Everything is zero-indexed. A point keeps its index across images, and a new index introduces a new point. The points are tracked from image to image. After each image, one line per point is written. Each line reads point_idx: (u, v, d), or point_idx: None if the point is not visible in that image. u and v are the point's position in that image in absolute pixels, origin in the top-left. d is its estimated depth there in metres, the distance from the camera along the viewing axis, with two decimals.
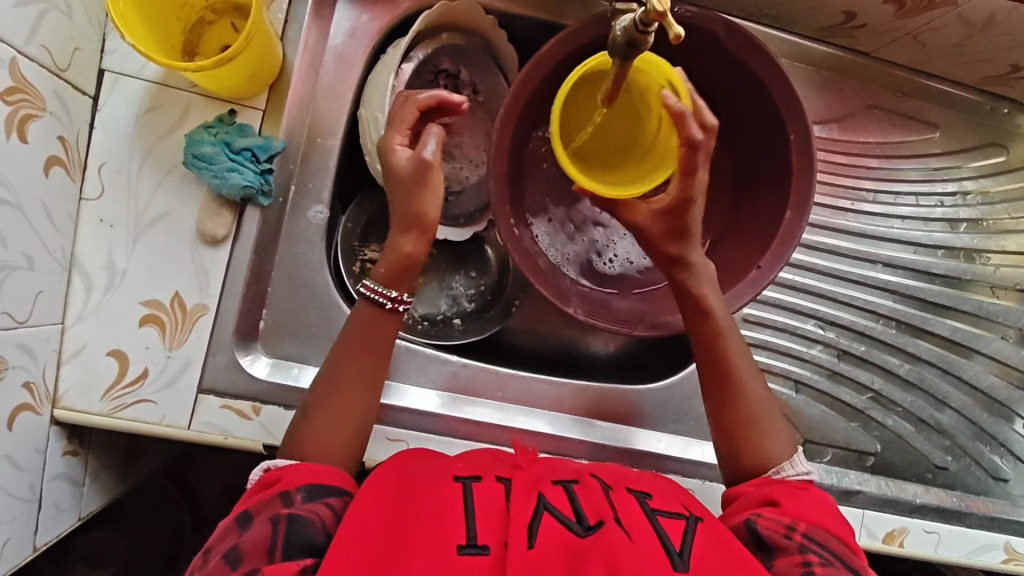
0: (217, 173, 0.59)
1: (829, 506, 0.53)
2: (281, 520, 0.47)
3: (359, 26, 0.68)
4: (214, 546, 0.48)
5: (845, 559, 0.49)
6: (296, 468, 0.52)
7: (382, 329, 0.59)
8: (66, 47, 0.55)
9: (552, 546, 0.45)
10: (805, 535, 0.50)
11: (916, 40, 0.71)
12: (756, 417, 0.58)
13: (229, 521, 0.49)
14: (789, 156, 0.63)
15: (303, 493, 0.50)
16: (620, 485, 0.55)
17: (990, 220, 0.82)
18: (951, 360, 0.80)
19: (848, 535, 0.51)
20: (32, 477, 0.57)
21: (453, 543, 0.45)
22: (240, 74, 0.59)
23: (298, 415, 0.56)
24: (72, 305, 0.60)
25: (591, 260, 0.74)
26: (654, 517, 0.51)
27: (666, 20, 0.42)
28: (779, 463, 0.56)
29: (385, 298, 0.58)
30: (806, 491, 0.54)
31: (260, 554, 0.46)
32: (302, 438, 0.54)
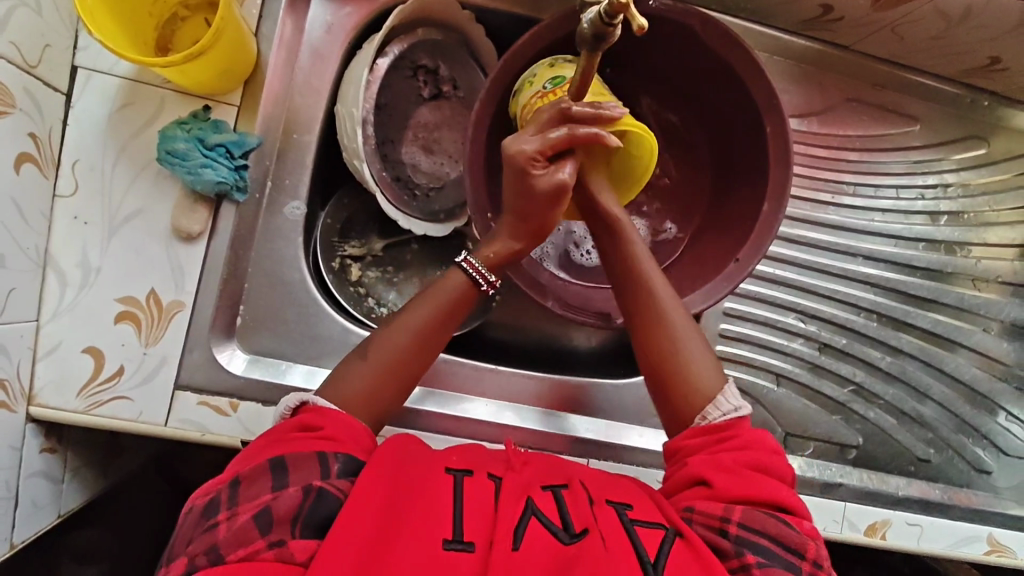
0: (190, 170, 0.59)
1: (754, 459, 0.54)
2: (313, 491, 0.47)
3: (335, 21, 0.67)
4: (243, 482, 0.48)
5: (781, 536, 0.50)
6: (346, 425, 0.53)
7: (464, 303, 0.60)
8: (37, 43, 0.55)
9: (538, 549, 0.46)
10: (740, 524, 0.50)
11: (895, 32, 0.71)
12: (683, 357, 0.58)
13: (260, 464, 0.49)
14: (766, 148, 0.63)
15: (341, 464, 0.50)
16: (601, 497, 0.54)
17: (971, 213, 0.82)
18: (933, 353, 0.80)
19: (779, 494, 0.52)
20: (8, 474, 0.56)
21: (440, 538, 0.46)
22: (213, 70, 0.59)
23: (347, 363, 0.58)
24: (46, 303, 0.59)
25: (568, 251, 0.74)
26: (631, 528, 0.50)
27: (632, 12, 0.42)
28: (705, 406, 0.57)
29: (484, 282, 0.60)
30: (726, 454, 0.54)
31: (286, 522, 0.45)
32: (350, 389, 0.56)
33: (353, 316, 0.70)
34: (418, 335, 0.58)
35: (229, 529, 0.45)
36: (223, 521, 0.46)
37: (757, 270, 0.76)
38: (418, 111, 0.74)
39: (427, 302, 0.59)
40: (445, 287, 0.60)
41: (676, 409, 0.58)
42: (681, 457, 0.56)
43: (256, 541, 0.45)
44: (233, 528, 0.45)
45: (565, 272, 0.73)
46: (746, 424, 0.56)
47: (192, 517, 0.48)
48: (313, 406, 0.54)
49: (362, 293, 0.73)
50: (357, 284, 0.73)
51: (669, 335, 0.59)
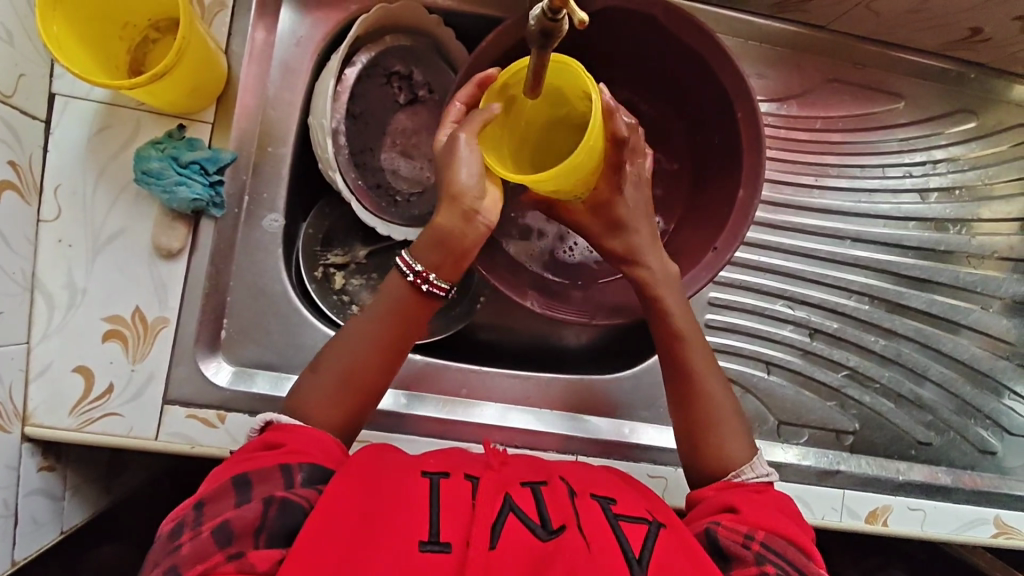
0: (166, 188, 0.61)
1: (784, 510, 0.54)
2: (276, 502, 0.47)
3: (305, 34, 0.68)
4: (208, 503, 0.48)
5: (800, 564, 0.50)
6: (309, 438, 0.53)
7: (410, 310, 0.58)
8: (11, 74, 0.56)
9: (514, 546, 0.46)
10: (762, 543, 0.50)
11: (870, 9, 0.70)
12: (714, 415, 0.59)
13: (225, 482, 0.49)
14: (738, 133, 0.63)
15: (306, 473, 0.50)
16: (584, 491, 0.54)
17: (963, 188, 0.80)
18: (931, 334, 0.79)
19: (803, 538, 0.52)
20: (5, 493, 0.58)
21: (416, 539, 0.46)
22: (181, 88, 0.60)
23: (300, 379, 0.58)
24: (36, 325, 0.61)
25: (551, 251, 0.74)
26: (616, 523, 0.50)
27: (573, 6, 0.43)
28: (738, 468, 0.57)
29: (410, 271, 0.57)
30: (761, 494, 0.55)
31: (249, 535, 0.46)
32: (307, 403, 0.56)
33: (337, 324, 0.71)
34: (372, 343, 0.58)
35: (190, 547, 0.46)
36: (185, 543, 0.46)
37: (742, 258, 0.76)
38: (396, 117, 0.74)
39: (376, 312, 0.58)
40: (390, 293, 0.58)
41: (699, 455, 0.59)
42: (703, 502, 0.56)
43: (215, 556, 0.45)
44: (194, 545, 0.46)
45: (551, 271, 0.72)
46: (776, 489, 0.56)
47: (159, 542, 0.48)
48: (278, 424, 0.54)
49: (346, 300, 0.74)
50: (341, 292, 0.74)
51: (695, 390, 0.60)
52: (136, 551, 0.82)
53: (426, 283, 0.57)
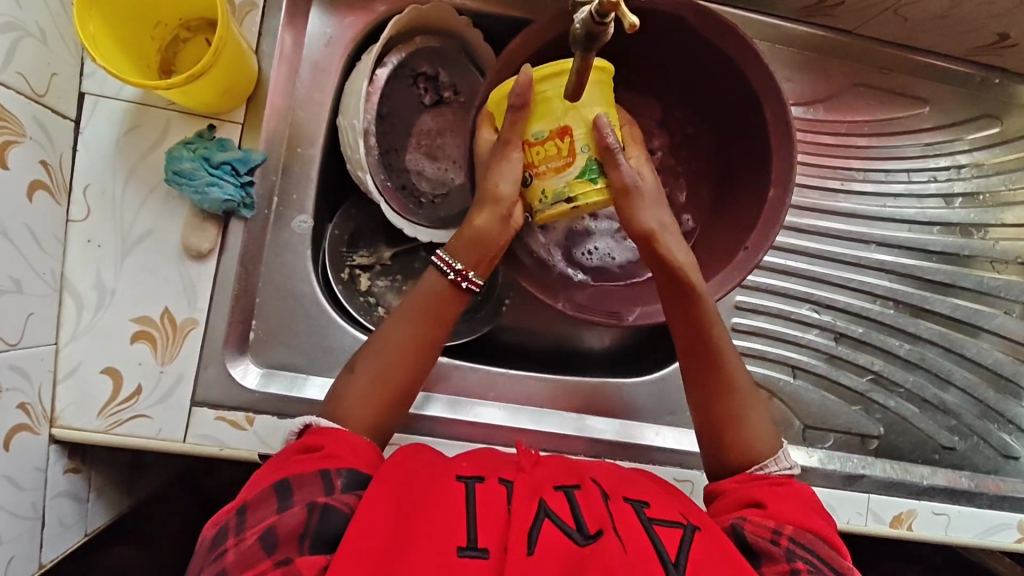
0: (197, 189, 0.60)
1: (811, 505, 0.54)
2: (318, 508, 0.47)
3: (334, 34, 0.69)
4: (250, 508, 0.48)
5: (831, 561, 0.49)
6: (347, 443, 0.53)
7: (443, 307, 0.59)
8: (43, 72, 0.56)
9: (552, 550, 0.45)
10: (790, 538, 0.50)
11: (898, 14, 0.70)
12: (739, 412, 0.59)
13: (267, 488, 0.49)
14: (769, 134, 0.63)
15: (345, 479, 0.50)
16: (617, 494, 0.54)
17: (986, 193, 0.80)
18: (955, 338, 0.79)
19: (830, 532, 0.52)
20: (34, 495, 0.58)
21: (454, 546, 0.45)
22: (214, 89, 0.60)
23: (339, 380, 0.58)
24: (64, 326, 0.61)
25: (569, 252, 0.71)
26: (649, 527, 0.49)
27: (623, 10, 0.43)
28: (764, 460, 0.57)
29: (451, 271, 0.58)
30: (784, 485, 0.54)
31: (293, 540, 0.46)
32: (344, 407, 0.56)
33: (363, 325, 0.71)
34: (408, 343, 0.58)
35: (236, 553, 0.46)
36: (230, 549, 0.46)
37: (767, 262, 0.76)
38: (421, 119, 0.74)
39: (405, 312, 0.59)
40: (426, 291, 0.59)
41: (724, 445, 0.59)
42: (729, 493, 0.56)
43: (262, 562, 0.45)
44: (239, 552, 0.46)
45: (572, 270, 0.70)
46: (798, 482, 0.56)
47: (201, 549, 0.48)
48: (317, 427, 0.54)
49: (372, 302, 0.74)
50: (366, 294, 0.74)
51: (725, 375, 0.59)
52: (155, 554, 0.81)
53: (466, 282, 0.58)
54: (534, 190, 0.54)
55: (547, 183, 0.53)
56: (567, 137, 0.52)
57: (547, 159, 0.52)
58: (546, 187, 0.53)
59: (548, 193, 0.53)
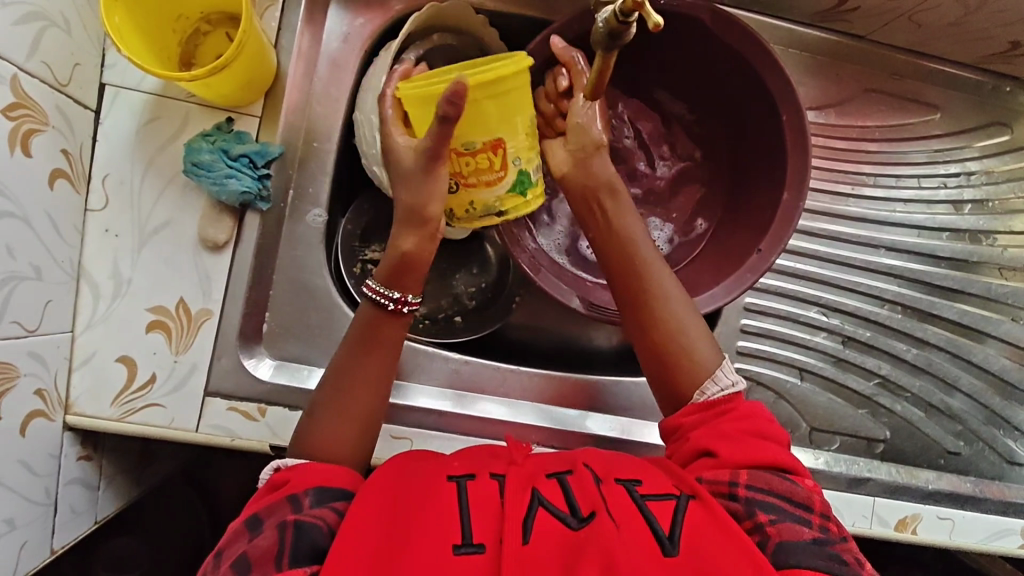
0: (216, 180, 0.61)
1: (758, 429, 0.54)
2: (289, 526, 0.47)
3: (352, 30, 0.69)
4: (224, 548, 0.48)
5: (787, 493, 0.50)
6: (307, 471, 0.52)
7: (383, 331, 0.58)
8: (66, 62, 0.57)
9: (548, 543, 0.45)
10: (747, 486, 0.50)
11: (912, 20, 0.71)
12: (674, 335, 0.58)
13: (237, 525, 0.49)
14: (783, 137, 0.63)
15: (313, 497, 0.50)
16: (609, 475, 0.53)
17: (996, 200, 0.81)
18: (962, 344, 0.79)
19: (781, 459, 0.53)
20: (47, 481, 0.58)
21: (450, 543, 0.45)
22: (234, 83, 0.60)
23: (302, 425, 0.56)
24: (81, 314, 0.61)
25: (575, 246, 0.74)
26: (643, 505, 0.49)
27: (646, 10, 0.43)
28: (703, 383, 0.57)
29: (388, 300, 0.58)
30: (724, 416, 0.55)
31: (268, 560, 0.46)
32: (312, 447, 0.55)
33: None
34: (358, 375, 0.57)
35: None
36: None
37: (777, 264, 0.76)
38: None
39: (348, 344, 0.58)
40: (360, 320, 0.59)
41: (674, 391, 0.58)
42: (683, 432, 0.56)
43: None
44: None
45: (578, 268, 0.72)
46: (744, 399, 0.56)
47: None
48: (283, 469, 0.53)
49: None
50: None
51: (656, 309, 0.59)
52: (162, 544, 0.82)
53: (407, 306, 0.59)
54: (462, 198, 0.58)
55: (478, 195, 0.57)
56: (498, 152, 0.55)
57: (478, 173, 0.56)
58: (476, 199, 0.58)
59: (479, 205, 0.58)
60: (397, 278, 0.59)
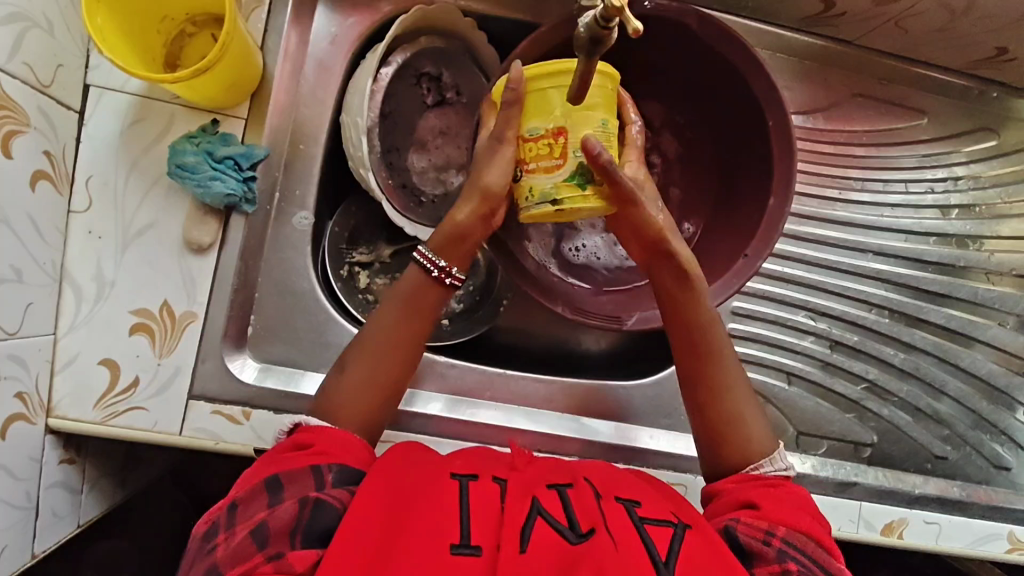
0: (200, 182, 0.61)
1: (803, 502, 0.54)
2: (310, 504, 0.47)
3: (339, 33, 0.69)
4: (241, 505, 0.48)
5: (823, 562, 0.50)
6: (336, 439, 0.53)
7: (426, 299, 0.59)
8: (49, 63, 0.56)
9: (545, 552, 0.45)
10: (783, 539, 0.50)
11: (898, 26, 0.71)
12: (738, 412, 0.59)
13: (257, 484, 0.49)
14: (769, 141, 0.63)
15: (336, 474, 0.50)
16: (609, 493, 0.54)
17: (983, 206, 0.81)
18: (949, 349, 0.79)
19: (821, 530, 0.53)
20: (28, 485, 0.58)
21: (447, 542, 0.45)
22: (219, 85, 0.60)
23: (330, 379, 0.58)
24: (63, 317, 0.61)
25: (557, 247, 0.73)
26: (641, 526, 0.49)
27: (627, 15, 0.42)
28: (758, 460, 0.58)
29: (434, 267, 0.58)
30: (778, 488, 0.55)
31: (284, 537, 0.46)
32: (340, 406, 0.56)
33: (361, 323, 0.71)
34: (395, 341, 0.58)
35: (226, 550, 0.46)
36: (219, 544, 0.47)
37: (764, 268, 0.76)
38: (424, 119, 0.74)
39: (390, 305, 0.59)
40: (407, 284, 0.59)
41: (721, 456, 0.59)
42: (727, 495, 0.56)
43: (254, 557, 0.45)
44: (230, 547, 0.46)
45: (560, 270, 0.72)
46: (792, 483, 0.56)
47: (193, 543, 0.48)
48: (306, 427, 0.54)
49: (371, 300, 0.74)
50: (365, 292, 0.74)
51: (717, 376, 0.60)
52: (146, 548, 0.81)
53: (450, 278, 0.59)
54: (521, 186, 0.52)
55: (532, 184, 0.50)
56: (560, 139, 0.49)
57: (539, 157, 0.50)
58: (533, 186, 0.51)
59: (534, 193, 0.50)
60: (444, 248, 0.58)
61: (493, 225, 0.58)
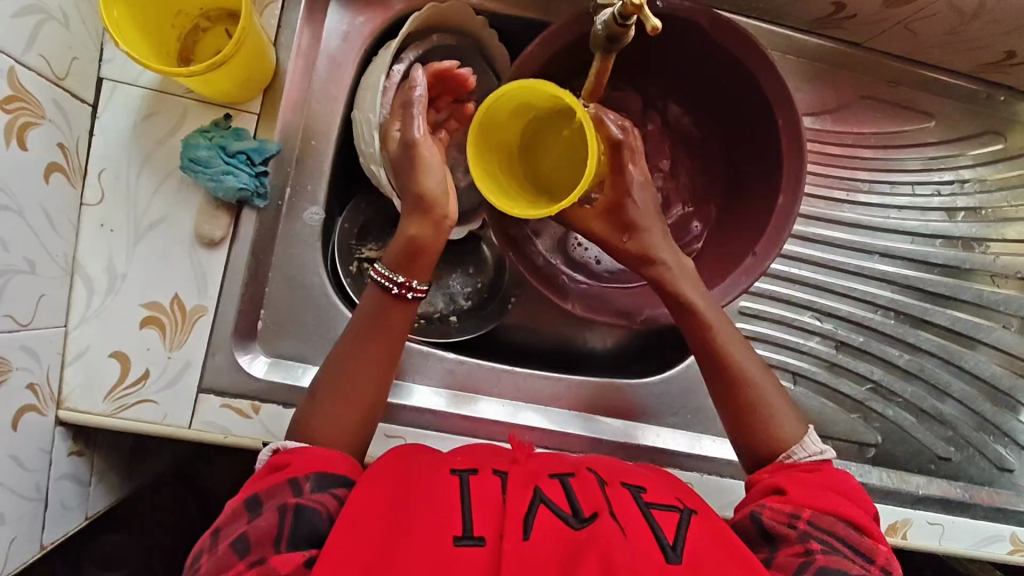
0: (212, 176, 0.61)
1: (839, 487, 0.53)
2: (290, 510, 0.47)
3: (351, 29, 0.69)
4: (222, 528, 0.49)
5: (851, 542, 0.50)
6: (313, 456, 0.52)
7: (390, 317, 0.59)
8: (64, 56, 0.57)
9: (548, 538, 0.45)
10: (810, 522, 0.50)
11: (908, 29, 0.72)
12: (762, 402, 0.59)
13: (237, 504, 0.49)
14: (779, 142, 0.64)
15: (313, 482, 0.50)
16: (613, 479, 0.54)
17: (989, 209, 0.82)
18: (953, 350, 0.80)
19: (856, 514, 0.51)
20: (38, 476, 0.58)
21: (449, 535, 0.45)
22: (233, 79, 0.60)
23: (300, 411, 0.57)
24: (74, 309, 0.61)
25: (562, 242, 0.74)
26: (648, 511, 0.50)
27: (644, 14, 0.43)
28: (790, 447, 0.57)
29: (393, 284, 0.59)
30: (810, 473, 0.54)
31: (267, 542, 0.46)
32: (315, 428, 0.55)
33: None
34: (363, 361, 0.58)
35: (212, 562, 0.47)
36: (204, 562, 0.47)
37: (772, 269, 0.77)
38: None
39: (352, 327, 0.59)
40: (366, 304, 0.60)
41: (756, 448, 0.58)
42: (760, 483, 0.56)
43: (236, 566, 0.46)
44: (214, 560, 0.47)
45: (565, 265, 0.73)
46: (831, 467, 0.55)
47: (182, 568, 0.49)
48: (285, 450, 0.54)
49: None
50: None
51: (741, 367, 0.59)
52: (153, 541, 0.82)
53: (412, 292, 0.60)
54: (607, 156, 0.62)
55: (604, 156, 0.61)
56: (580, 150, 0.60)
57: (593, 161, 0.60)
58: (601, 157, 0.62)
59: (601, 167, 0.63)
60: (407, 263, 0.59)
61: (445, 230, 0.61)
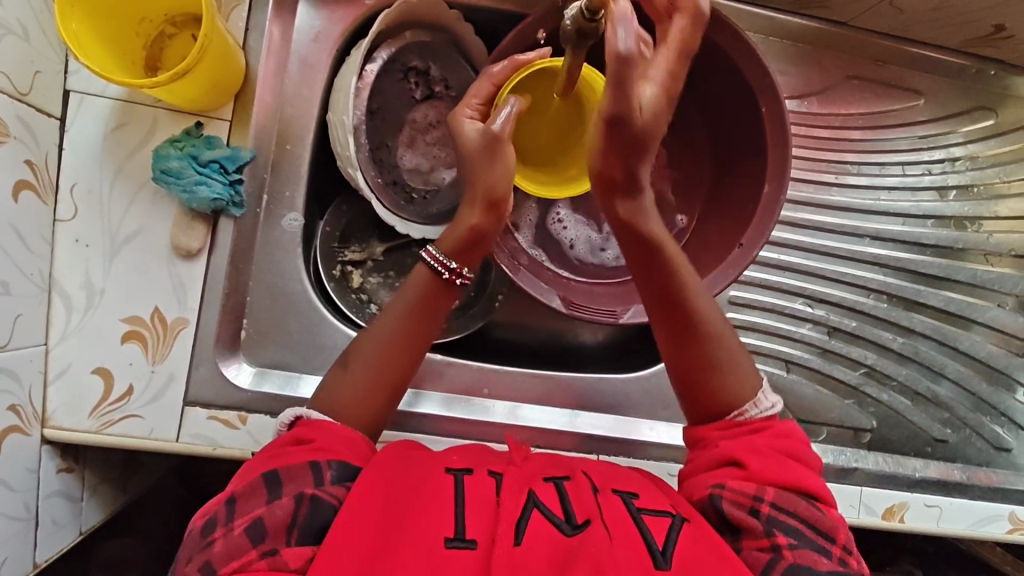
0: (185, 188, 0.60)
1: (790, 452, 0.53)
2: (307, 499, 0.47)
3: (322, 28, 0.68)
4: (239, 499, 0.47)
5: (813, 519, 0.50)
6: (340, 438, 0.52)
7: (436, 303, 0.59)
8: (26, 70, 0.55)
9: (539, 543, 0.44)
10: (772, 504, 0.50)
11: (893, 6, 0.70)
12: (716, 356, 0.56)
13: (255, 480, 0.48)
14: (763, 129, 0.62)
15: (334, 471, 0.49)
16: (606, 487, 0.53)
17: (981, 186, 0.80)
18: (948, 332, 0.79)
19: (808, 480, 0.52)
20: (26, 496, 0.57)
21: (441, 536, 0.44)
22: (201, 87, 0.59)
23: (329, 378, 0.57)
24: (54, 327, 0.60)
25: (542, 220, 0.74)
26: (638, 518, 0.49)
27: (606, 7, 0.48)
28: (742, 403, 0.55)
29: (445, 268, 0.58)
30: (757, 436, 0.53)
31: (283, 531, 0.45)
32: (339, 402, 0.55)
33: (354, 323, 0.70)
34: (398, 345, 0.58)
35: (224, 543, 0.45)
36: (218, 539, 0.45)
37: (761, 256, 0.75)
38: (413, 113, 0.73)
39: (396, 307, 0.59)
40: (414, 284, 0.59)
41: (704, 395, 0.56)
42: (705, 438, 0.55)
43: (249, 553, 0.44)
44: (227, 542, 0.45)
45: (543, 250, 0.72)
46: (780, 422, 0.55)
47: (193, 535, 0.47)
48: (308, 419, 0.54)
49: (364, 299, 0.73)
50: (359, 291, 0.73)
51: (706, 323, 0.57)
52: (154, 549, 0.82)
53: (459, 279, 0.59)
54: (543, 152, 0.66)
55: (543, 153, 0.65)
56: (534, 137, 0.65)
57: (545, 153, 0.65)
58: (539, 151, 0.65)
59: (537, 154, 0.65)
60: (462, 251, 0.59)
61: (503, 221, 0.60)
